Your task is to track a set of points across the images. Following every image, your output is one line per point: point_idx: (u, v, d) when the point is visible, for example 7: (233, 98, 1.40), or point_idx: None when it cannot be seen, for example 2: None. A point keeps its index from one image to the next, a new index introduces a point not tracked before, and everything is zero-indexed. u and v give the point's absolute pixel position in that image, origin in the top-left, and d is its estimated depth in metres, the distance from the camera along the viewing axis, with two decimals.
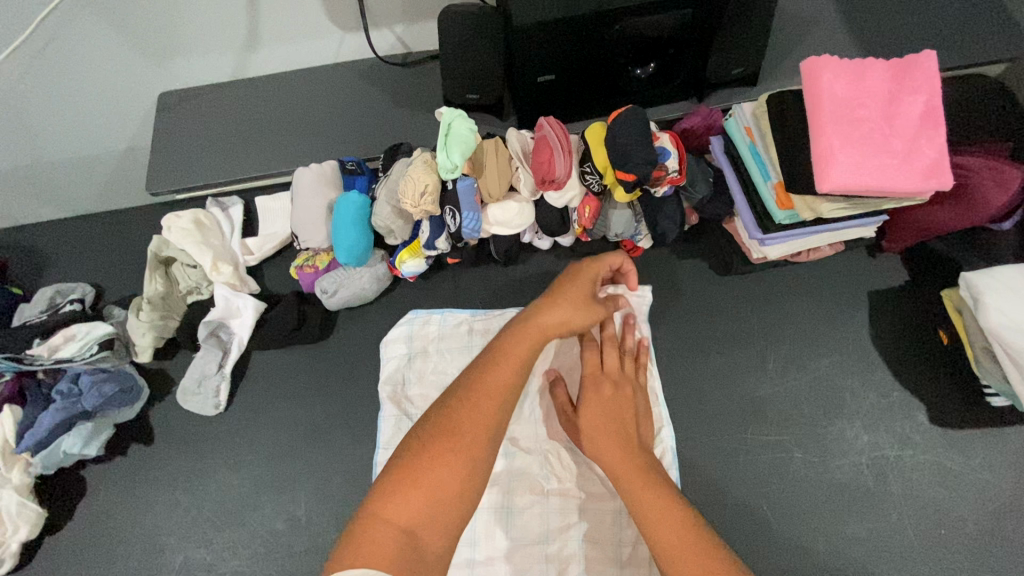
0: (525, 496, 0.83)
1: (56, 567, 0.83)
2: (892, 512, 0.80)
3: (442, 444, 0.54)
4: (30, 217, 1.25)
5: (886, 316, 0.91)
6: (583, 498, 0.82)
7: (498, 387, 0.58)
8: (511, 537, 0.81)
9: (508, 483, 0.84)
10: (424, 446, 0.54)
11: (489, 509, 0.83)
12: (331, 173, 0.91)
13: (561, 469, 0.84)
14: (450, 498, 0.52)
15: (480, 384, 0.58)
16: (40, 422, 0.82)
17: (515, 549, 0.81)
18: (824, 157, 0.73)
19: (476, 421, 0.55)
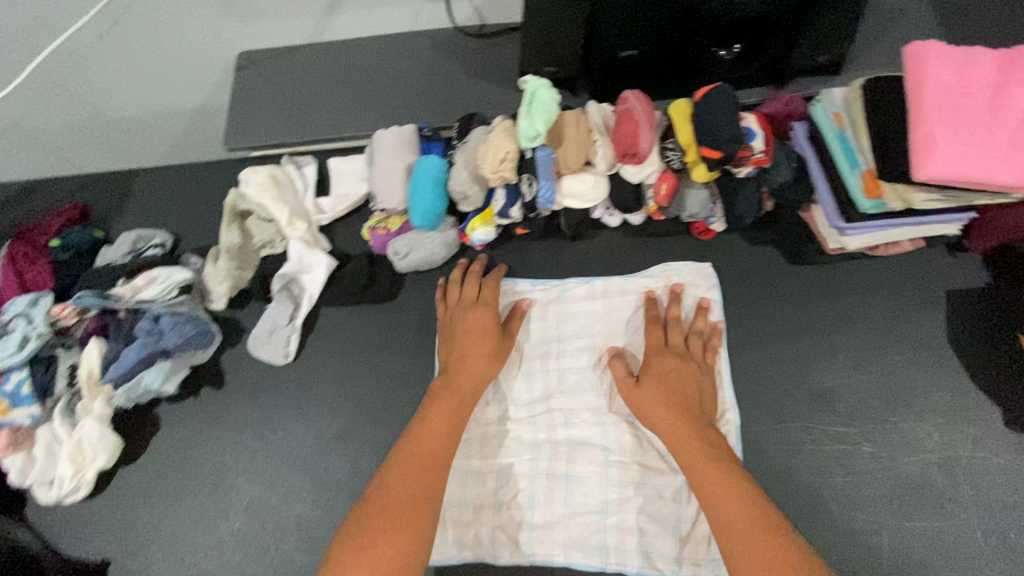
0: (585, 466, 0.84)
1: (128, 497, 0.87)
2: (959, 512, 0.79)
3: (409, 465, 0.77)
4: (105, 168, 1.29)
5: (964, 316, 0.89)
6: (643, 471, 0.83)
7: (414, 465, 0.77)
8: (569, 505, 0.82)
9: (568, 451, 0.85)
10: (380, 509, 0.73)
11: (548, 476, 0.84)
12: (410, 136, 0.93)
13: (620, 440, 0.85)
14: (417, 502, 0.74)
15: (417, 429, 0.80)
16: (124, 356, 0.85)
17: (573, 517, 0.82)
18: (924, 145, 0.71)
19: (436, 433, 0.80)
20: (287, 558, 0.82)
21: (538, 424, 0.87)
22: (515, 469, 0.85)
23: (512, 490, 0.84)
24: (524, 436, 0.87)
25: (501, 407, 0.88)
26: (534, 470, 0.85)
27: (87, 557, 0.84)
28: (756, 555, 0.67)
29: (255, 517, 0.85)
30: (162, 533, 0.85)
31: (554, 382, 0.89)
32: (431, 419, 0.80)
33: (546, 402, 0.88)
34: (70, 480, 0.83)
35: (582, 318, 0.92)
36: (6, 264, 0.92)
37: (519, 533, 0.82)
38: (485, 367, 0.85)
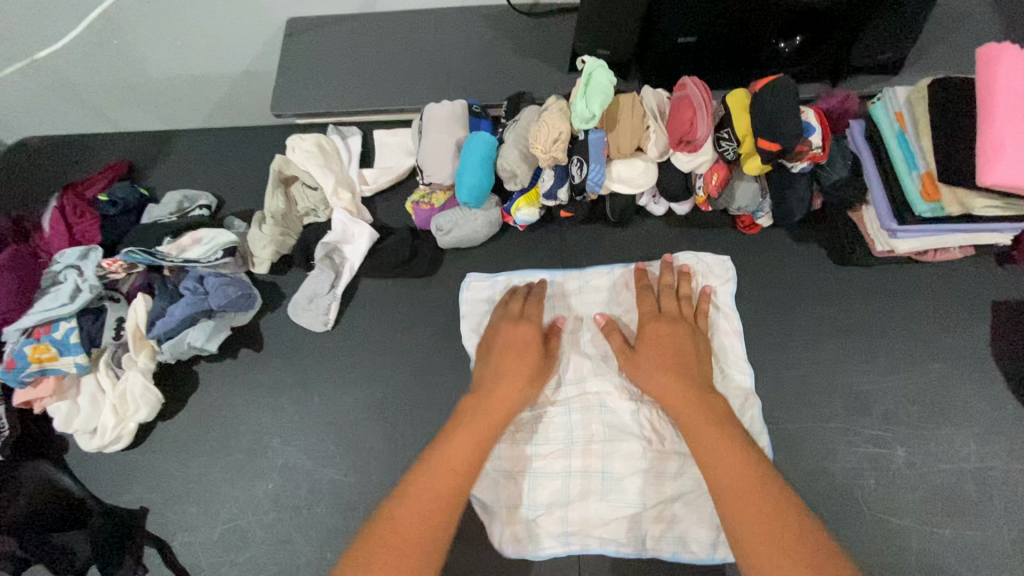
0: (619, 461, 0.84)
1: (165, 450, 0.89)
2: (992, 523, 0.78)
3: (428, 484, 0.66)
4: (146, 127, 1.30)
5: (1008, 328, 0.88)
6: (677, 461, 0.83)
7: (451, 469, 0.68)
8: (604, 499, 0.83)
9: (601, 448, 0.85)
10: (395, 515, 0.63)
11: (582, 473, 0.84)
12: (461, 112, 0.91)
13: (654, 430, 0.85)
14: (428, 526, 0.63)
15: (458, 433, 0.71)
16: (169, 313, 0.86)
17: (609, 511, 0.83)
18: (991, 149, 0.70)
19: (481, 445, 0.71)
20: (319, 521, 0.84)
21: (570, 413, 0.87)
22: (548, 460, 0.85)
23: (546, 483, 0.85)
24: (557, 426, 0.86)
25: (531, 397, 0.88)
26: (567, 463, 0.85)
27: (126, 505, 0.86)
28: (752, 517, 0.62)
29: (289, 478, 0.86)
30: (198, 487, 0.86)
31: (589, 370, 0.88)
32: (468, 425, 0.73)
33: (580, 392, 0.87)
34: (112, 429, 0.85)
35: (614, 304, 0.92)
36: (57, 215, 0.94)
37: (555, 526, 0.83)
38: (519, 392, 0.77)
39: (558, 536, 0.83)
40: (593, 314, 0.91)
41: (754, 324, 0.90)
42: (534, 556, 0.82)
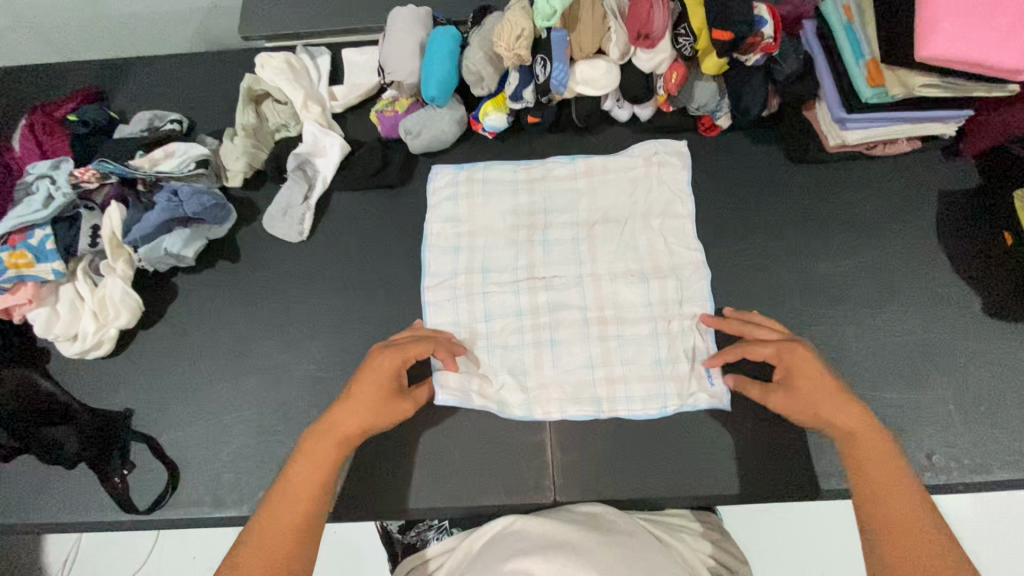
0: (568, 328, 0.89)
1: (148, 357, 0.91)
2: (935, 387, 0.84)
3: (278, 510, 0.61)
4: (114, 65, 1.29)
5: (952, 213, 0.93)
6: (620, 324, 0.89)
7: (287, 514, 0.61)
8: (558, 365, 0.88)
9: (551, 319, 0.90)
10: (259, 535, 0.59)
11: (534, 343, 0.89)
12: (426, 16, 0.93)
13: (597, 301, 0.90)
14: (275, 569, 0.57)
15: (295, 482, 0.64)
16: (145, 219, 0.88)
17: (563, 376, 0.87)
18: (927, 26, 0.74)
19: (306, 489, 0.63)
20: (301, 413, 0.87)
21: (519, 293, 0.91)
22: (502, 336, 0.89)
23: (503, 358, 0.89)
24: (509, 307, 0.91)
25: (484, 282, 0.92)
26: (520, 338, 0.89)
27: (112, 407, 0.88)
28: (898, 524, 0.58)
29: (271, 377, 0.89)
30: (182, 389, 0.89)
31: (538, 255, 0.93)
32: (313, 453, 0.66)
33: (528, 275, 0.92)
34: (93, 334, 0.87)
35: (573, 193, 0.96)
36: (27, 132, 0.94)
37: (516, 395, 0.87)
38: (361, 417, 0.69)
39: (518, 403, 0.86)
40: (552, 202, 0.96)
41: (715, 218, 0.94)
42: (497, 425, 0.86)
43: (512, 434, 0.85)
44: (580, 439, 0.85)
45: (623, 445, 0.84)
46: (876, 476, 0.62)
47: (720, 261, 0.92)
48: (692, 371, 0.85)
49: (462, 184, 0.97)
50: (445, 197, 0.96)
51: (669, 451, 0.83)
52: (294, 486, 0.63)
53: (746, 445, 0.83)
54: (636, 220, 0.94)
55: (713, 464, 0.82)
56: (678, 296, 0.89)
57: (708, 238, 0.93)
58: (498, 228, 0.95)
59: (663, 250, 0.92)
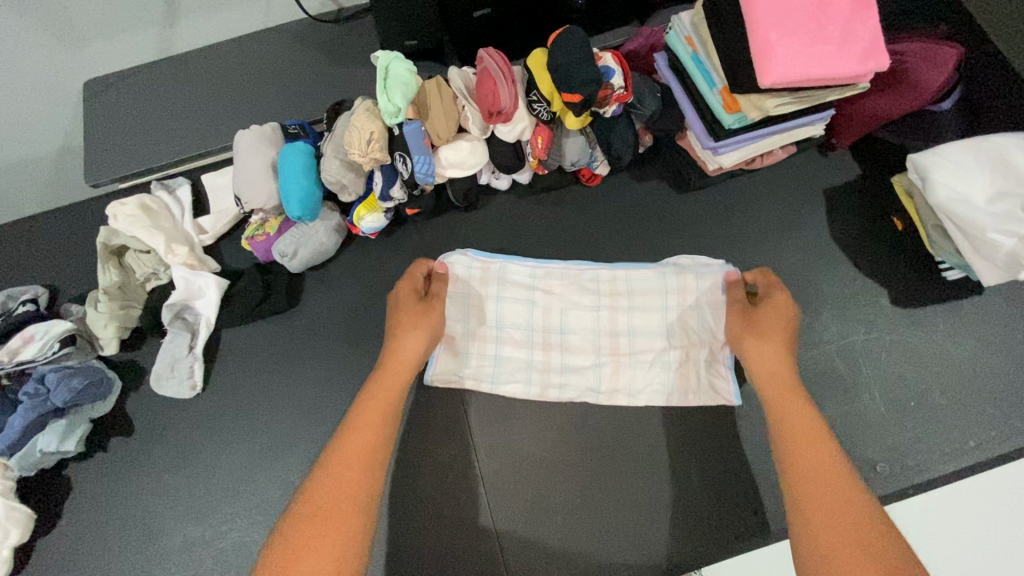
0: (578, 339, 0.89)
1: (52, 567, 0.82)
2: (864, 392, 0.84)
3: (340, 458, 0.61)
4: None
5: (843, 209, 0.93)
6: (632, 355, 0.88)
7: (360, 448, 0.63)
8: (568, 338, 0.89)
9: (563, 324, 0.89)
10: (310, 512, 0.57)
11: (543, 345, 0.89)
12: (272, 133, 0.88)
13: (609, 296, 0.90)
14: (337, 531, 0.56)
15: (359, 413, 0.66)
16: (9, 423, 0.80)
17: (570, 344, 0.89)
18: (763, 51, 0.73)
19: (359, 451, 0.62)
20: None
21: (533, 320, 0.89)
22: (512, 337, 0.89)
23: (510, 387, 0.87)
24: (519, 321, 0.90)
25: (499, 288, 0.90)
26: (528, 377, 0.87)
27: None
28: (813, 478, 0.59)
29: (195, 554, 0.82)
30: None
31: (553, 316, 0.89)
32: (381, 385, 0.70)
33: (542, 283, 0.90)
34: None
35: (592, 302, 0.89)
36: None
37: (519, 368, 0.88)
38: (419, 347, 0.75)
39: (496, 375, 0.88)
40: (572, 294, 0.90)
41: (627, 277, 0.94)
42: (489, 386, 0.87)
43: (464, 551, 0.81)
44: (534, 524, 0.82)
45: (578, 517, 0.82)
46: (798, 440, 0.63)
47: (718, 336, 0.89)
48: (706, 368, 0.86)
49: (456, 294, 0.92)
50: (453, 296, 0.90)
51: (622, 513, 0.82)
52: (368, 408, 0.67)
53: (690, 495, 0.82)
54: (680, 270, 0.89)
55: (664, 523, 0.81)
56: (705, 337, 0.87)
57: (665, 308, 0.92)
58: (488, 305, 0.90)
59: (677, 330, 0.88)
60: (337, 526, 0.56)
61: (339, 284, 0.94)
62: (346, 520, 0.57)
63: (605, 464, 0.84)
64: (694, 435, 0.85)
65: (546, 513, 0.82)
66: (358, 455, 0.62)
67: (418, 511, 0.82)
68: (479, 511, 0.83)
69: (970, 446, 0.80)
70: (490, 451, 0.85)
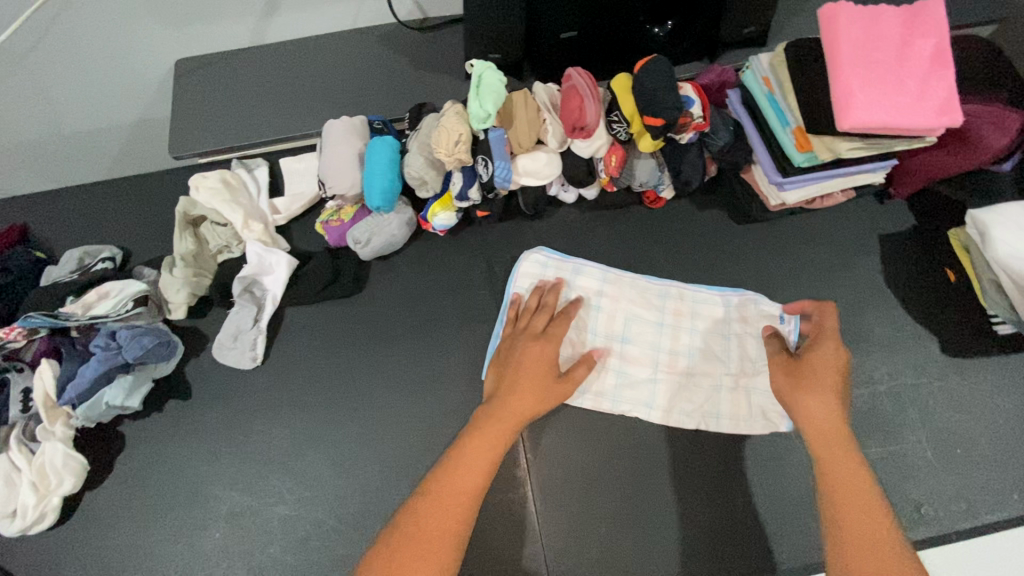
0: (638, 352, 0.91)
1: (98, 520, 0.84)
2: (910, 434, 0.85)
3: (447, 484, 0.64)
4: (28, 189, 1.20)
5: (897, 256, 0.96)
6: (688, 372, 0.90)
7: (466, 470, 0.65)
8: (628, 350, 0.91)
9: (626, 335, 0.92)
10: (411, 530, 0.61)
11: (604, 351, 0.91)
12: (360, 125, 0.93)
13: (671, 314, 0.93)
14: (439, 549, 0.59)
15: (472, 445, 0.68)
16: (81, 373, 0.82)
17: (628, 356, 0.91)
18: (843, 97, 0.77)
19: (473, 466, 0.66)
20: (275, 562, 0.81)
21: (597, 328, 0.92)
22: (574, 341, 0.90)
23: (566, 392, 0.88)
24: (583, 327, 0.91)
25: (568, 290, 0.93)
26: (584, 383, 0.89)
27: None
28: (871, 542, 0.60)
29: (240, 523, 0.83)
30: (142, 550, 0.82)
31: (617, 325, 0.92)
32: (490, 426, 0.70)
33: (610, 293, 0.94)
34: (34, 508, 0.80)
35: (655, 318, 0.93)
36: None
37: None
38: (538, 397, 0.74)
39: None
40: (637, 308, 0.93)
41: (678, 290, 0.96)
42: None
43: (505, 549, 0.82)
44: (575, 529, 0.83)
45: (621, 529, 0.83)
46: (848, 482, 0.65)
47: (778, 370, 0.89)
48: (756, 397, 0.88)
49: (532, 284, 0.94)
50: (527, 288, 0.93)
51: (664, 530, 0.83)
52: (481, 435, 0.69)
53: (732, 518, 0.83)
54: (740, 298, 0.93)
55: (707, 545, 0.82)
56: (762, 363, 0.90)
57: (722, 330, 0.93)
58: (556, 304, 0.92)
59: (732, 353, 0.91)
60: (434, 552, 0.59)
61: (403, 276, 0.97)
62: (443, 543, 0.60)
63: (653, 481, 0.85)
64: (741, 459, 0.86)
65: (590, 521, 0.83)
66: (465, 477, 0.65)
67: None
68: (523, 512, 0.84)
69: (1013, 500, 0.81)
70: (541, 452, 0.86)
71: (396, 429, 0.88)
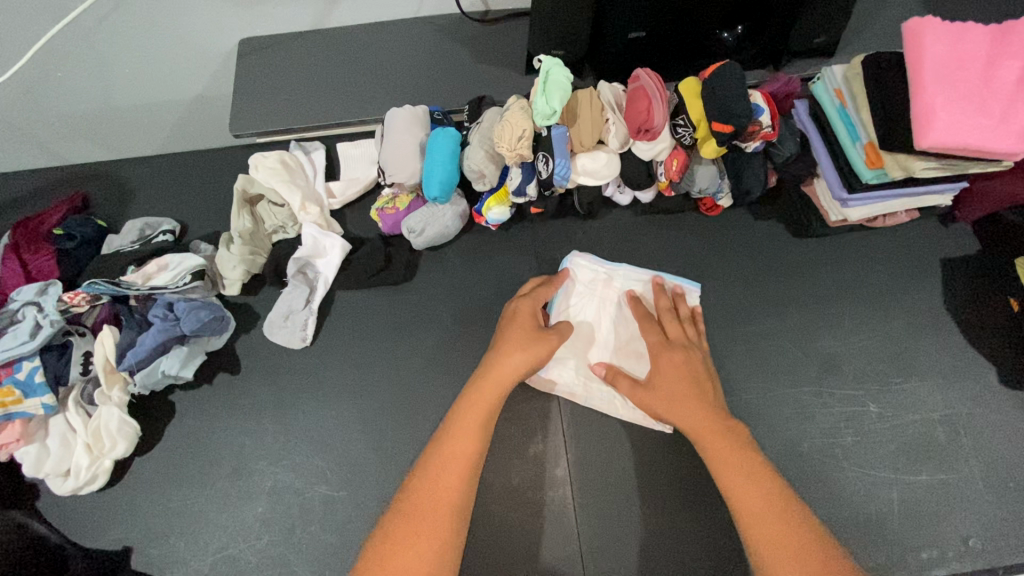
0: None
1: (146, 485, 0.86)
2: (962, 465, 0.83)
3: (436, 466, 0.63)
4: (87, 157, 1.22)
5: (958, 282, 0.93)
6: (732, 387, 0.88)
7: (456, 453, 0.64)
8: None
9: None
10: (419, 498, 0.61)
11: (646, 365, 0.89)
12: (422, 115, 0.92)
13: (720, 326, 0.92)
14: (432, 534, 0.58)
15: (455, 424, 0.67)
16: (140, 341, 0.84)
17: None
18: (924, 114, 0.75)
19: (461, 442, 0.65)
20: (315, 540, 0.83)
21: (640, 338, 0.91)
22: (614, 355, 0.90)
23: (608, 403, 0.87)
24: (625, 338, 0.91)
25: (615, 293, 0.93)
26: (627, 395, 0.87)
27: (109, 546, 0.83)
28: (780, 541, 0.59)
29: (282, 500, 0.85)
30: (187, 518, 0.84)
31: None
32: (468, 410, 0.68)
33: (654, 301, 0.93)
34: (88, 469, 0.82)
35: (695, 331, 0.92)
36: (11, 252, 0.90)
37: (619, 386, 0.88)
38: (518, 365, 0.74)
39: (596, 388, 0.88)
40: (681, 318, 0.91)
41: (732, 302, 0.94)
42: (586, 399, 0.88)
43: (542, 546, 0.81)
44: (615, 535, 0.82)
45: (659, 539, 0.81)
46: (730, 480, 0.65)
47: (828, 388, 0.88)
48: (805, 414, 0.86)
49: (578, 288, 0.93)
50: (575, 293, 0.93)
51: (703, 543, 0.81)
52: (464, 414, 0.68)
53: None
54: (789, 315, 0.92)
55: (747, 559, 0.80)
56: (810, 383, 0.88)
57: (773, 344, 0.91)
58: (598, 314, 0.92)
59: (781, 368, 0.89)
60: (429, 541, 0.58)
61: (453, 268, 0.97)
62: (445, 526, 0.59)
63: (694, 489, 0.84)
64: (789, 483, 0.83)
65: (630, 525, 0.82)
66: (455, 457, 0.64)
67: (502, 497, 0.84)
68: (562, 512, 0.83)
69: None
70: (582, 453, 0.86)
71: (439, 419, 0.88)
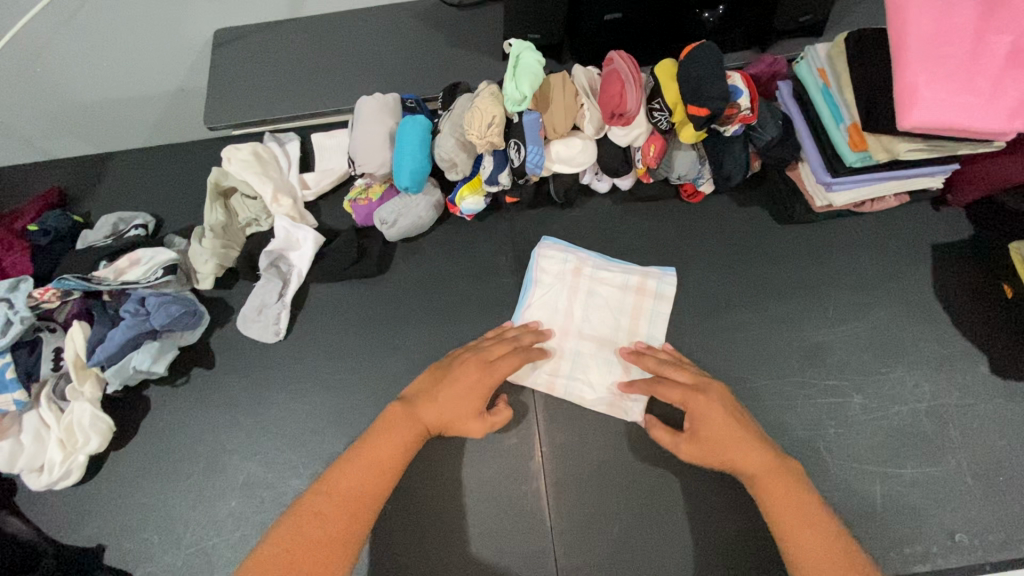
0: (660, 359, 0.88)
1: (120, 480, 0.86)
2: (948, 458, 0.80)
3: (359, 466, 0.68)
4: None
5: (949, 268, 0.90)
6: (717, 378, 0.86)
7: (383, 460, 0.69)
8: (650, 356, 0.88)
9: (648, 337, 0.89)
10: (329, 493, 0.65)
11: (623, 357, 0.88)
12: (393, 103, 0.90)
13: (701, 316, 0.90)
14: (328, 534, 0.62)
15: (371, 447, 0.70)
16: (109, 337, 0.83)
17: None
18: (907, 92, 0.72)
19: (388, 447, 0.70)
20: None
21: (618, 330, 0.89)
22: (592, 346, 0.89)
23: (584, 395, 0.86)
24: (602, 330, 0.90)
25: (588, 282, 0.92)
26: (604, 386, 0.86)
27: (84, 540, 0.83)
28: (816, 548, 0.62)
29: (255, 494, 0.84)
30: (160, 513, 0.84)
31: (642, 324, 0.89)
32: (400, 423, 0.72)
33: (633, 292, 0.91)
34: (60, 464, 0.82)
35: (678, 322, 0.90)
36: None
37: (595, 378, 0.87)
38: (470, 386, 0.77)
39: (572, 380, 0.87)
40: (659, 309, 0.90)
41: (713, 292, 0.91)
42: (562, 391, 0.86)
43: (515, 542, 0.80)
44: (588, 530, 0.80)
45: (634, 534, 0.80)
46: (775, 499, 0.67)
47: (810, 379, 0.85)
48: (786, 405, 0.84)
49: (548, 277, 0.92)
50: (546, 280, 0.92)
51: (679, 538, 0.79)
52: (402, 421, 0.73)
53: (757, 529, 0.79)
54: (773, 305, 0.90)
55: (723, 554, 0.78)
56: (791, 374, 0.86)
57: (753, 334, 0.88)
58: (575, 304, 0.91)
59: (762, 359, 0.87)
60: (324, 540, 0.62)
61: (428, 259, 0.96)
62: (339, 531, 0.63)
63: (670, 484, 0.82)
64: None
65: (601, 521, 0.81)
66: (373, 467, 0.68)
67: (475, 491, 0.83)
68: (536, 506, 0.82)
69: None
70: (557, 447, 0.84)
71: None
